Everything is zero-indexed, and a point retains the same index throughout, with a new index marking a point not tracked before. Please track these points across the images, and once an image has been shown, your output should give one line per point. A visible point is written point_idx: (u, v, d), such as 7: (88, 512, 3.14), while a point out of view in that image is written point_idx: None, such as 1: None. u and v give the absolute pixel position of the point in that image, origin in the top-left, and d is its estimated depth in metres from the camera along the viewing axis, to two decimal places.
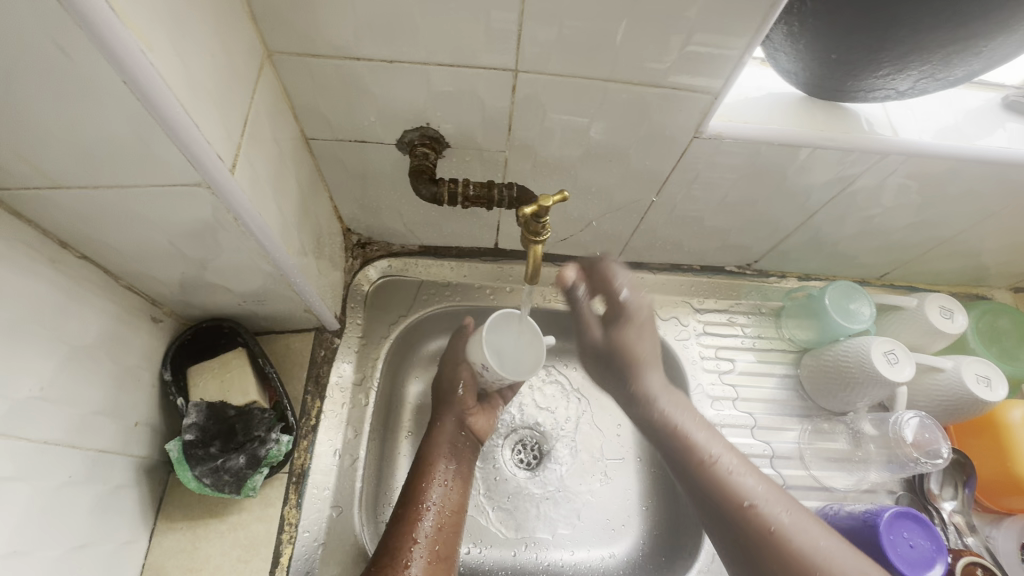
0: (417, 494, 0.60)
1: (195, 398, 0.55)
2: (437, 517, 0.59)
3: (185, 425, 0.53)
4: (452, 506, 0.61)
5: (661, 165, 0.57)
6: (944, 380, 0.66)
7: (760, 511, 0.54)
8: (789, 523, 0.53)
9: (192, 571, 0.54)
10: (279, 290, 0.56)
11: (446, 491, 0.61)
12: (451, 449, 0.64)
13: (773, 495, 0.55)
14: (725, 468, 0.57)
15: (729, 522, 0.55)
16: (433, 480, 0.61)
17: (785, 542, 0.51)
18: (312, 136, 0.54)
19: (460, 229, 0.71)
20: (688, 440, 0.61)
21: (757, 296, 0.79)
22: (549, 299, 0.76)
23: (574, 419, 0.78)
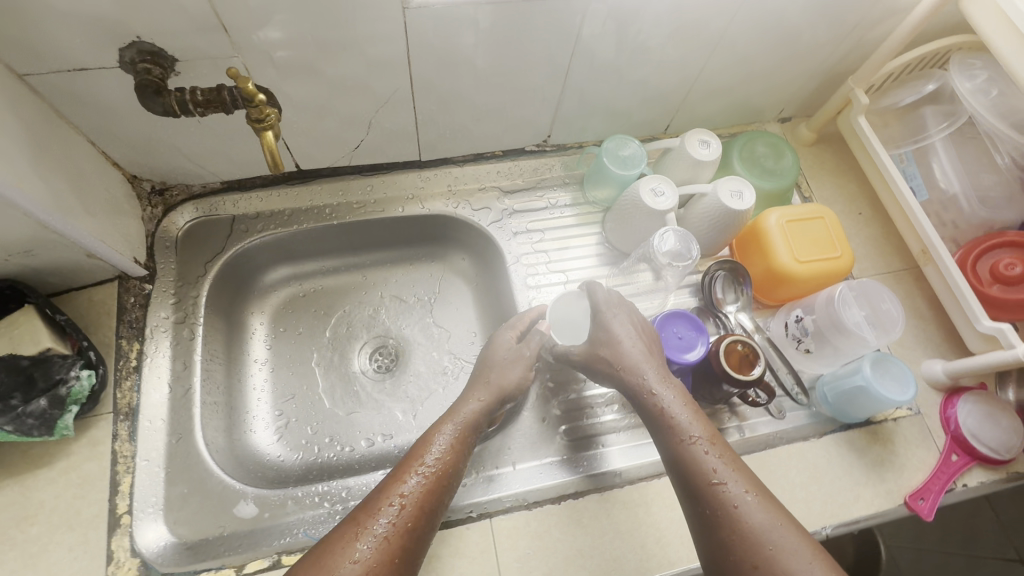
0: (417, 458, 0.56)
1: None
2: (435, 469, 0.56)
3: None
4: (446, 473, 0.57)
5: (395, 43, 0.60)
6: (708, 202, 0.75)
7: (728, 500, 0.49)
8: (731, 492, 0.50)
9: (29, 517, 0.56)
10: (42, 236, 0.56)
11: (445, 454, 0.58)
12: (460, 418, 0.61)
13: (738, 475, 0.51)
14: (705, 446, 0.53)
15: (712, 521, 0.50)
16: (441, 435, 0.59)
17: (722, 519, 0.49)
18: (24, 71, 0.53)
19: (250, 155, 0.72)
20: (693, 461, 0.53)
21: (561, 170, 0.86)
22: (362, 210, 0.80)
23: (426, 324, 0.85)
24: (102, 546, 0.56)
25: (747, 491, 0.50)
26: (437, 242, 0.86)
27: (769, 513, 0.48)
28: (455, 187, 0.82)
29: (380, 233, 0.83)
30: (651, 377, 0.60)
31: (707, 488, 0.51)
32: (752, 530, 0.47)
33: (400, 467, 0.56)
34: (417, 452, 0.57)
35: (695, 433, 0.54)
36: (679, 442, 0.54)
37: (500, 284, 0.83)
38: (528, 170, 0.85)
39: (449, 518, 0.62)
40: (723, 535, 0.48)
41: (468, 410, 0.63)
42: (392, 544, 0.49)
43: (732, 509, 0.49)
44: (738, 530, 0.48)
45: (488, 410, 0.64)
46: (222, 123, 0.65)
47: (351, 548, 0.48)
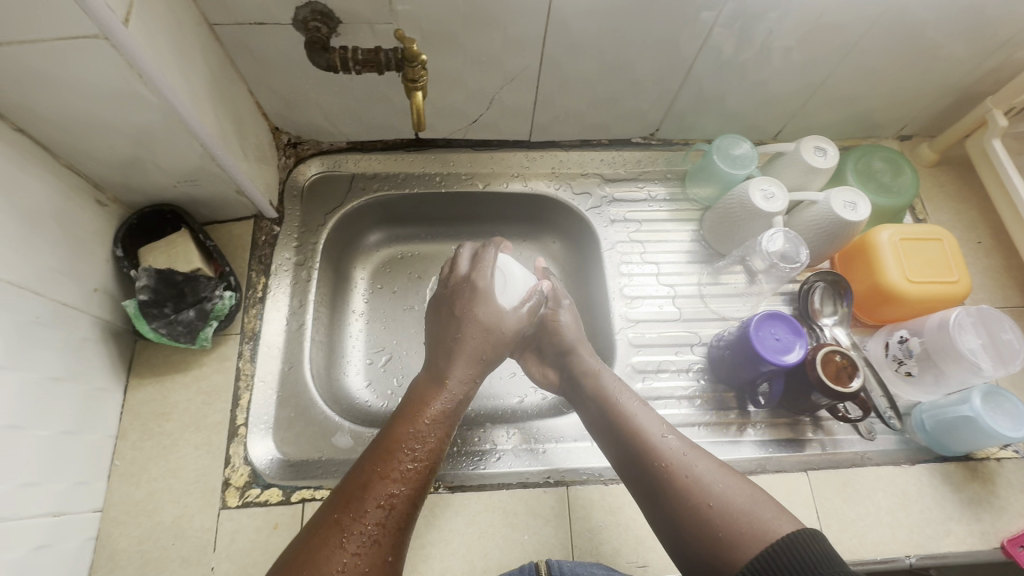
0: (400, 442, 0.51)
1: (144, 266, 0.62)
2: (423, 459, 0.51)
3: (138, 287, 0.60)
4: (432, 458, 0.52)
5: (536, 22, 0.63)
6: (819, 210, 0.74)
7: (669, 454, 0.51)
8: (673, 448, 0.51)
9: (165, 413, 0.63)
10: (208, 167, 0.63)
11: (430, 442, 0.52)
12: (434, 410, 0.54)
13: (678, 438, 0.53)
14: (637, 412, 0.57)
15: (653, 487, 0.50)
16: (422, 420, 0.53)
17: (670, 477, 0.49)
18: (215, 21, 0.59)
19: (379, 119, 0.78)
20: (637, 429, 0.54)
21: (664, 164, 0.87)
22: (468, 182, 0.84)
23: None
24: (221, 450, 0.63)
25: (692, 449, 0.51)
26: (532, 222, 0.89)
27: (722, 468, 0.49)
28: (559, 170, 0.85)
29: (481, 207, 0.86)
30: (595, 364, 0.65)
31: (645, 446, 0.53)
32: (697, 478, 0.48)
33: (385, 445, 0.51)
34: (404, 423, 0.53)
35: (633, 407, 0.57)
36: (621, 414, 0.57)
37: (591, 270, 0.84)
38: (632, 161, 0.87)
39: (528, 480, 0.65)
40: (670, 490, 0.49)
41: (444, 392, 0.56)
42: (385, 545, 0.45)
43: (675, 457, 0.50)
44: (682, 482, 0.48)
45: (466, 384, 0.58)
46: (363, 85, 0.71)
47: (337, 557, 0.43)
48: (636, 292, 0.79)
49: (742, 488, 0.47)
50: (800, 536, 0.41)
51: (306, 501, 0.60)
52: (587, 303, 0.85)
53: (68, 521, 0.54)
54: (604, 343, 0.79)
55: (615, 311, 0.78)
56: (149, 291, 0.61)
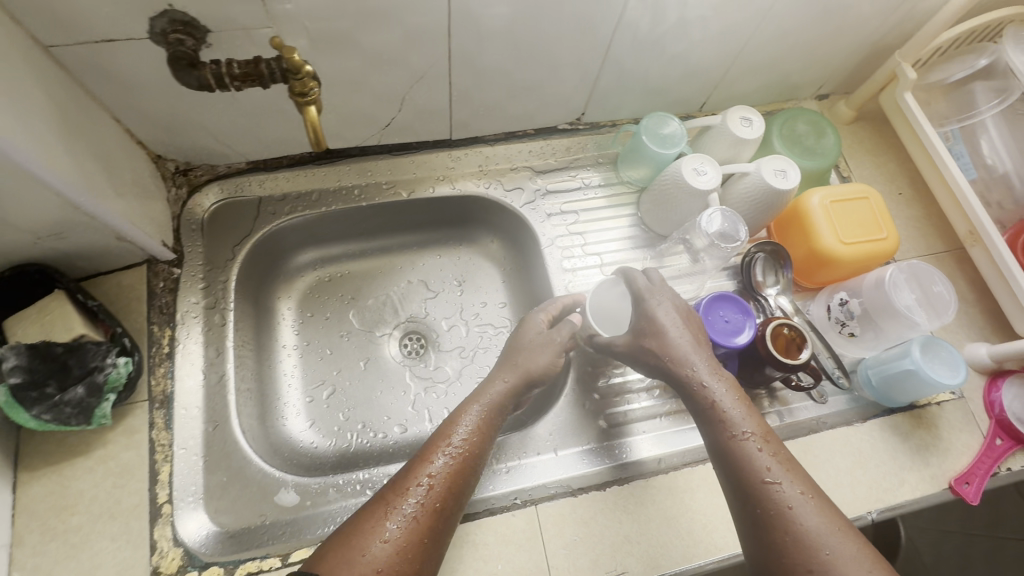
0: (439, 440, 0.53)
1: (12, 342, 0.52)
2: (460, 453, 0.52)
3: (6, 369, 0.51)
4: (468, 462, 0.53)
5: (436, 13, 0.57)
6: (751, 182, 0.73)
7: (766, 473, 0.48)
8: (762, 461, 0.49)
9: (68, 506, 0.55)
10: (73, 216, 0.53)
11: (469, 442, 0.54)
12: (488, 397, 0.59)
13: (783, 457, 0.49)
14: (735, 413, 0.52)
15: (750, 497, 0.48)
16: (466, 417, 0.56)
17: (762, 491, 0.48)
18: (49, 43, 0.50)
19: (277, 134, 0.69)
20: (734, 428, 0.51)
21: (595, 149, 0.84)
22: (389, 191, 0.77)
23: (456, 308, 0.83)
24: (143, 536, 0.55)
25: (789, 466, 0.49)
26: (466, 224, 0.84)
27: (818, 509, 0.46)
28: (486, 167, 0.80)
29: (409, 216, 0.80)
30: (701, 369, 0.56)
31: (746, 464, 0.49)
32: (790, 504, 0.46)
33: (427, 448, 0.53)
34: (428, 444, 0.53)
35: (733, 403, 0.53)
36: (718, 415, 0.53)
37: (533, 268, 0.81)
38: (561, 149, 0.83)
39: (494, 505, 0.61)
40: (769, 511, 0.47)
41: (492, 394, 0.60)
42: (423, 523, 0.47)
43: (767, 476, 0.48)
44: (782, 509, 0.46)
45: (511, 396, 0.60)
46: (252, 99, 0.62)
47: (383, 525, 0.46)
48: (582, 286, 0.76)
49: (843, 526, 0.45)
50: None
51: (252, 575, 0.54)
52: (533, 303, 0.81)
53: None
54: None
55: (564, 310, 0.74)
56: (23, 371, 0.52)
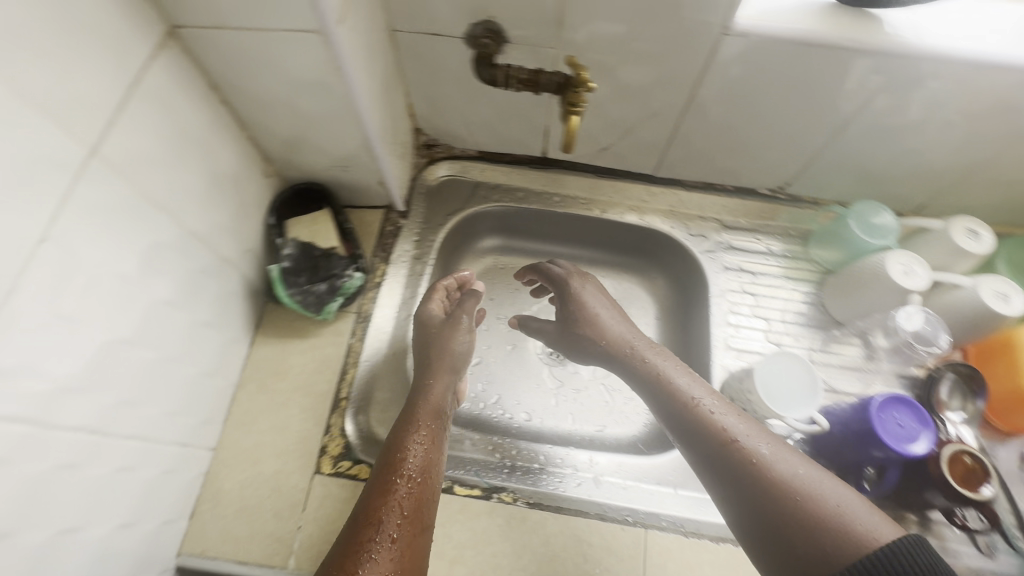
0: (400, 449, 0.55)
1: (290, 236, 0.68)
2: (418, 476, 0.53)
3: (283, 254, 0.67)
4: (431, 469, 0.55)
5: (694, 63, 0.63)
6: (964, 296, 0.68)
7: (783, 475, 0.46)
8: (772, 458, 0.47)
9: (281, 373, 0.69)
10: (363, 156, 0.68)
11: (426, 453, 0.55)
12: (430, 407, 0.60)
13: (787, 455, 0.47)
14: (719, 413, 0.52)
15: (740, 477, 0.47)
16: (415, 440, 0.55)
17: (779, 496, 0.45)
18: (396, 27, 0.65)
19: (513, 134, 0.81)
20: (698, 407, 0.53)
21: (788, 220, 0.84)
22: (584, 207, 0.85)
23: None
24: (323, 418, 0.67)
25: (809, 468, 0.46)
26: (639, 255, 0.89)
27: (868, 509, 0.43)
28: (677, 209, 0.84)
29: (592, 232, 0.87)
30: (695, 388, 0.56)
31: (742, 461, 0.48)
32: (767, 462, 0.47)
33: (392, 449, 0.55)
34: (388, 467, 0.53)
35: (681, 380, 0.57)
36: (706, 422, 0.52)
37: (693, 314, 0.83)
38: (754, 211, 0.84)
39: (607, 514, 0.63)
40: (794, 510, 0.43)
41: (434, 394, 0.61)
42: (398, 554, 0.46)
43: (793, 475, 0.45)
44: (751, 464, 0.47)
45: (448, 390, 0.62)
46: (510, 101, 0.74)
47: (355, 558, 0.45)
48: (741, 344, 0.76)
49: (796, 486, 0.45)
50: (909, 541, 0.39)
51: None
52: (682, 346, 0.83)
53: (190, 453, 0.60)
54: None
55: (717, 361, 0.74)
56: (291, 260, 0.68)
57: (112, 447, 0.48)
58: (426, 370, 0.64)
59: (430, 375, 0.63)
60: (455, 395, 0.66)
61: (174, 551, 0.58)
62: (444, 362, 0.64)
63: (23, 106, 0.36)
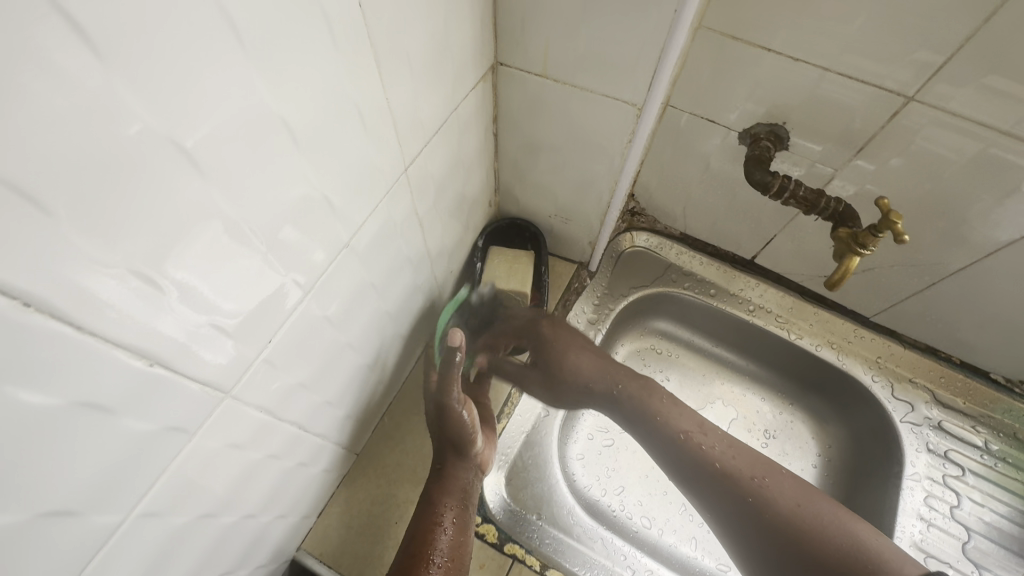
0: (429, 529, 0.51)
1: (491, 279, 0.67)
2: (447, 561, 0.49)
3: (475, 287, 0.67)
4: (459, 555, 0.51)
5: (998, 232, 0.55)
6: None
7: (774, 497, 0.54)
8: (768, 483, 0.55)
9: None
10: (589, 218, 0.66)
11: (455, 537, 0.52)
12: (456, 487, 0.56)
13: (750, 461, 0.57)
14: (685, 426, 0.60)
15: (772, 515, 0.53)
16: (444, 520, 0.52)
17: (796, 518, 0.52)
18: (673, 104, 0.63)
19: (731, 232, 0.76)
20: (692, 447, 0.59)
21: (1014, 418, 0.71)
22: (777, 325, 0.78)
23: None
24: None
25: (787, 480, 0.55)
26: (816, 394, 0.80)
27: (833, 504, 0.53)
28: (884, 361, 0.75)
29: (774, 352, 0.80)
30: (686, 418, 0.61)
31: (743, 483, 0.55)
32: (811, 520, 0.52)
33: (420, 529, 0.52)
34: (417, 545, 0.50)
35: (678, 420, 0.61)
36: (703, 453, 0.58)
37: (868, 485, 0.72)
38: (977, 395, 0.72)
39: None
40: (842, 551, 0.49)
41: (463, 476, 0.57)
42: None
43: (789, 503, 0.53)
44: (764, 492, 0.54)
45: (475, 476, 0.58)
46: (748, 202, 0.69)
47: None
48: (929, 546, 0.65)
49: (802, 509, 0.53)
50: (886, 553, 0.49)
51: (515, 559, 0.59)
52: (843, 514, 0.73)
53: (344, 456, 0.59)
54: None
55: None
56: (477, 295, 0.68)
57: (306, 442, 0.48)
58: (451, 444, 0.57)
59: (454, 460, 0.57)
60: (483, 472, 0.60)
61: (298, 545, 0.58)
62: (462, 445, 0.57)
63: (386, 123, 0.37)
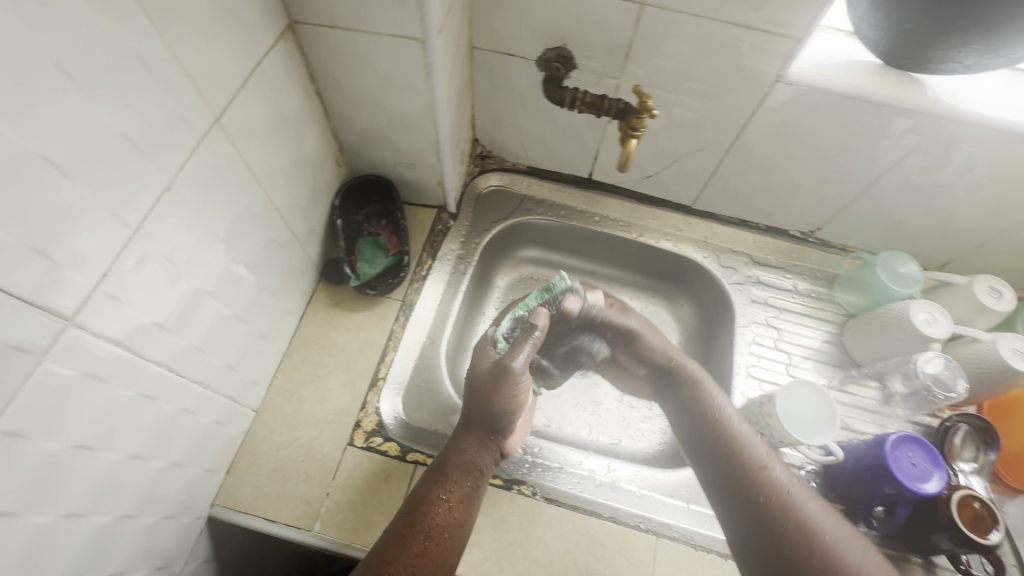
0: (426, 501, 0.56)
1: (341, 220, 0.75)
2: (441, 530, 0.55)
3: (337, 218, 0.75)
4: (459, 526, 0.56)
5: (745, 104, 0.69)
6: (981, 350, 0.72)
7: (781, 486, 0.57)
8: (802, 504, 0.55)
9: (325, 347, 0.73)
10: (429, 158, 0.74)
11: (454, 511, 0.57)
12: (467, 463, 0.60)
13: (791, 480, 0.57)
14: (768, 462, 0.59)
15: (765, 524, 0.54)
16: (444, 491, 0.57)
17: (814, 532, 0.52)
18: (477, 45, 0.71)
19: (565, 155, 0.87)
20: (743, 447, 0.61)
21: (817, 263, 0.88)
22: (620, 228, 0.89)
23: None
24: (361, 395, 0.70)
25: (799, 489, 0.56)
26: (668, 281, 0.93)
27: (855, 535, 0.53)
28: (710, 240, 0.89)
29: (626, 253, 0.92)
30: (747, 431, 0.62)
31: (752, 481, 0.58)
32: (788, 507, 0.55)
33: (421, 500, 0.57)
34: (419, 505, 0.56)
35: (741, 427, 0.63)
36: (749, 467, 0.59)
37: (717, 343, 0.86)
38: (785, 252, 0.89)
39: (620, 517, 0.65)
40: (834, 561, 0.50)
41: (477, 453, 0.61)
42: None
43: (783, 491, 0.56)
44: (783, 495, 0.56)
45: (490, 452, 0.62)
46: (567, 123, 0.80)
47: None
48: (763, 373, 0.79)
49: (822, 534, 0.52)
50: None
51: (418, 464, 0.66)
52: (704, 372, 0.86)
53: (238, 411, 0.63)
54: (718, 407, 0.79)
55: (738, 387, 0.78)
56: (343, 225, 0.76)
57: (182, 388, 0.52)
58: (472, 423, 0.63)
59: (472, 438, 0.62)
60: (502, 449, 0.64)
61: (210, 501, 0.62)
62: (476, 424, 0.62)
63: (175, 72, 0.42)
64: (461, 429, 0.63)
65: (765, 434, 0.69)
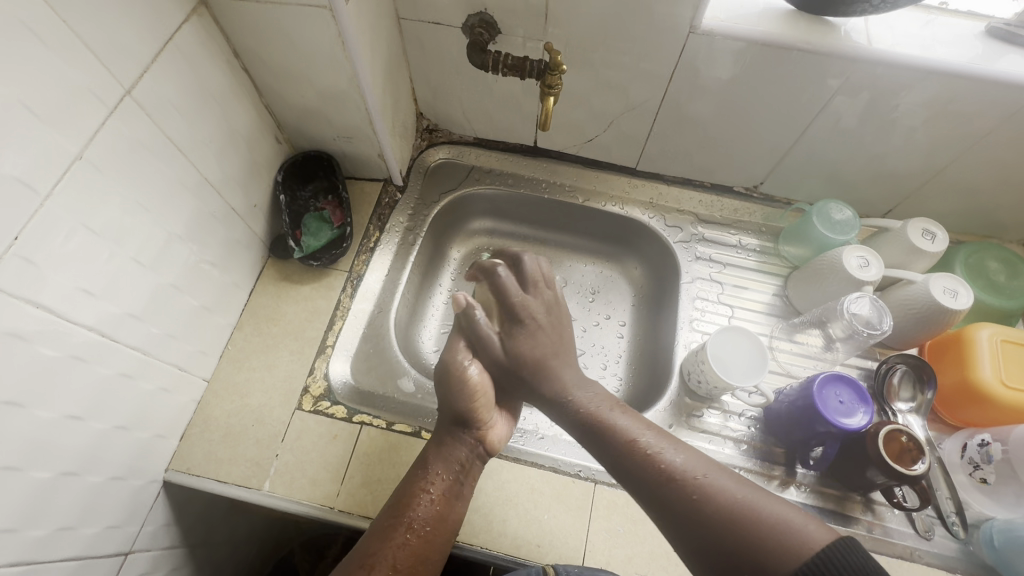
0: (410, 497, 0.57)
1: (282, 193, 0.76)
2: (424, 527, 0.55)
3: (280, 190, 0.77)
4: (441, 521, 0.57)
5: (666, 59, 0.70)
6: (915, 291, 0.73)
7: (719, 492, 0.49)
8: (757, 508, 0.47)
9: (274, 318, 0.75)
10: (364, 130, 0.75)
11: (436, 504, 0.57)
12: (451, 460, 0.60)
13: (731, 482, 0.50)
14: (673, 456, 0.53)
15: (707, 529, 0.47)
16: (427, 490, 0.58)
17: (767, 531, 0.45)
18: (403, 16, 0.73)
19: (507, 123, 0.88)
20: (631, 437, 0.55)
21: (761, 218, 0.89)
22: (566, 194, 0.91)
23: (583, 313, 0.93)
24: (309, 362, 0.73)
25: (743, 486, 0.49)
26: (619, 244, 0.95)
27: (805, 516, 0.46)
28: (656, 201, 0.90)
29: (576, 219, 0.93)
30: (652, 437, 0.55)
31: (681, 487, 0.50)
32: (738, 509, 0.47)
33: (407, 492, 0.58)
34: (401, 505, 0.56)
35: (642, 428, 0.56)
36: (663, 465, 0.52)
37: (665, 300, 0.88)
38: (730, 209, 0.90)
39: (560, 467, 0.68)
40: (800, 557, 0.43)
41: (457, 452, 0.61)
42: None
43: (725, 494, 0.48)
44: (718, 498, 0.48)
45: (474, 449, 0.62)
46: (502, 90, 0.81)
47: None
48: (706, 327, 0.81)
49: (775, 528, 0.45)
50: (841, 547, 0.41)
51: (363, 424, 0.68)
52: (654, 329, 0.88)
53: (185, 379, 0.66)
54: (664, 361, 0.81)
55: (681, 340, 0.79)
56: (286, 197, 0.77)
57: (117, 353, 0.54)
58: (453, 420, 0.63)
59: (453, 435, 0.62)
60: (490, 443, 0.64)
61: (164, 466, 0.64)
62: (450, 419, 0.63)
63: (72, 44, 0.44)
64: (445, 428, 0.63)
65: (701, 383, 0.71)
